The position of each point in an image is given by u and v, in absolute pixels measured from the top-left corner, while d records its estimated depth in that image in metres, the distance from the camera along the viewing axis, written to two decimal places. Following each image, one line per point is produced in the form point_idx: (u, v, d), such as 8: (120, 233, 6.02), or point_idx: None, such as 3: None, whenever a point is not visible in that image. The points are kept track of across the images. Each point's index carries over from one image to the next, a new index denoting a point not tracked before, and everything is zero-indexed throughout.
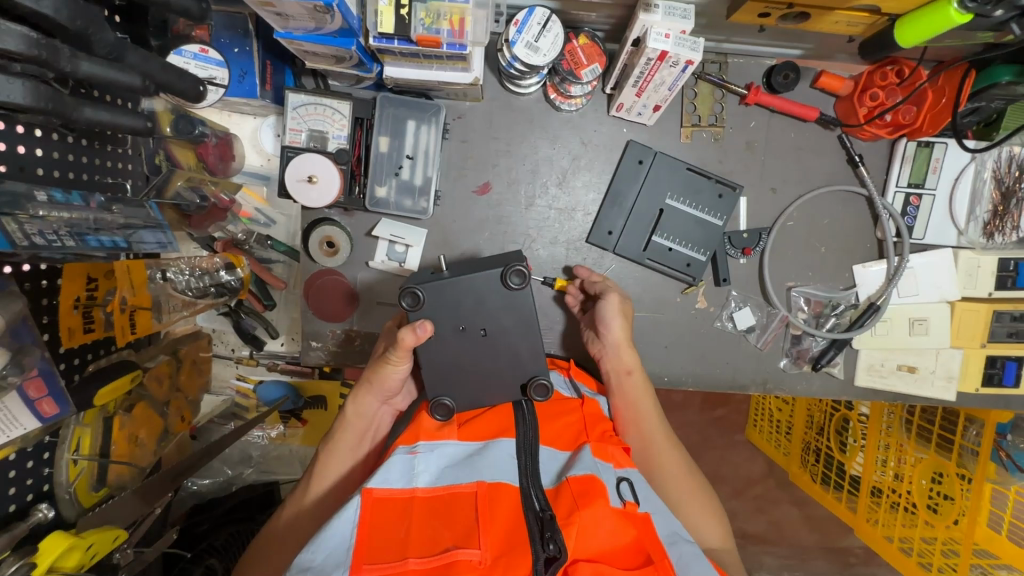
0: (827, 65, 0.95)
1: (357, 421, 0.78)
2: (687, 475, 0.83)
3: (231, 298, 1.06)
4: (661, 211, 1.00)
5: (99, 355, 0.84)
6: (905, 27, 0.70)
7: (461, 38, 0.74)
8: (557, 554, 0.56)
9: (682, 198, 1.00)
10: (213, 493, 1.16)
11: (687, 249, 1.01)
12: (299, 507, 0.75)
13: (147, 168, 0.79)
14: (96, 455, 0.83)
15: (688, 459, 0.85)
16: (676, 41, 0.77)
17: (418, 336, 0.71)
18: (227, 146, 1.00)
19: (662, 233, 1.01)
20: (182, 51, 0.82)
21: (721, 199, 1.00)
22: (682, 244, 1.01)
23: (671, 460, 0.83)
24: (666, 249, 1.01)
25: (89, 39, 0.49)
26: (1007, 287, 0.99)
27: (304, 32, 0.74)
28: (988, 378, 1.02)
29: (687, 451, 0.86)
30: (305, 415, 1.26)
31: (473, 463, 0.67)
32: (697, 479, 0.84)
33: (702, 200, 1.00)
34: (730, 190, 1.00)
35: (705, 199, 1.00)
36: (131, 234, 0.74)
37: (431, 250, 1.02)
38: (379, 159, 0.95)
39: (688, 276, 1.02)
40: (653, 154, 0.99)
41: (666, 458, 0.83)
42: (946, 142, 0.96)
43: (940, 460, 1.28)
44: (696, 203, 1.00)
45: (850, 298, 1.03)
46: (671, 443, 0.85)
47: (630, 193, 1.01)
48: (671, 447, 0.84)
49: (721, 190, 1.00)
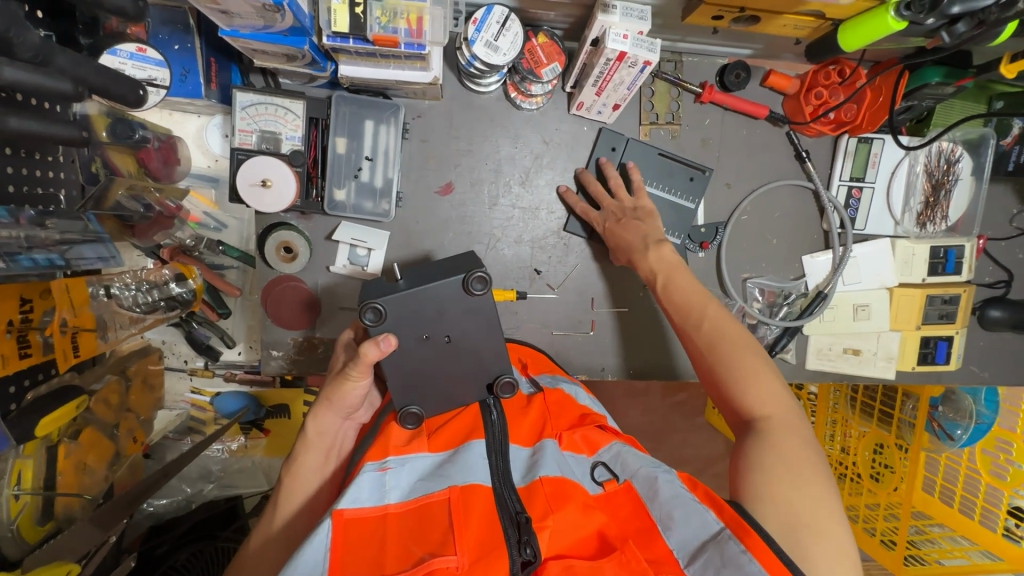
0: (775, 64, 0.99)
1: (321, 440, 0.76)
2: (728, 347, 0.75)
3: (182, 311, 1.02)
4: None
5: (38, 381, 0.80)
6: (848, 32, 0.74)
7: (419, 38, 0.73)
8: (532, 559, 0.56)
9: (657, 182, 1.02)
10: (171, 512, 1.10)
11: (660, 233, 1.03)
12: (267, 533, 0.71)
13: (82, 176, 0.75)
14: (41, 489, 0.80)
15: (739, 326, 0.77)
16: (635, 42, 0.78)
17: (381, 350, 0.69)
18: (171, 149, 0.95)
19: None
20: (116, 50, 0.76)
21: (692, 182, 1.03)
22: None
23: (708, 336, 0.77)
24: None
25: (10, 41, 0.45)
26: (938, 273, 1.07)
27: (251, 30, 0.70)
28: (923, 357, 1.10)
29: (733, 324, 0.77)
30: (267, 425, 1.22)
31: (444, 471, 0.66)
32: (744, 350, 0.74)
33: (674, 184, 1.02)
34: (700, 173, 1.02)
35: (678, 182, 1.02)
36: (67, 250, 0.72)
37: (394, 252, 0.99)
38: (337, 160, 0.92)
39: None
40: (625, 140, 1.00)
41: (702, 334, 0.78)
42: (883, 137, 1.02)
43: (881, 433, 1.38)
44: (670, 187, 1.02)
45: (800, 287, 1.09)
46: (705, 318, 0.78)
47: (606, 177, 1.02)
48: (708, 324, 0.78)
49: (693, 173, 1.02)
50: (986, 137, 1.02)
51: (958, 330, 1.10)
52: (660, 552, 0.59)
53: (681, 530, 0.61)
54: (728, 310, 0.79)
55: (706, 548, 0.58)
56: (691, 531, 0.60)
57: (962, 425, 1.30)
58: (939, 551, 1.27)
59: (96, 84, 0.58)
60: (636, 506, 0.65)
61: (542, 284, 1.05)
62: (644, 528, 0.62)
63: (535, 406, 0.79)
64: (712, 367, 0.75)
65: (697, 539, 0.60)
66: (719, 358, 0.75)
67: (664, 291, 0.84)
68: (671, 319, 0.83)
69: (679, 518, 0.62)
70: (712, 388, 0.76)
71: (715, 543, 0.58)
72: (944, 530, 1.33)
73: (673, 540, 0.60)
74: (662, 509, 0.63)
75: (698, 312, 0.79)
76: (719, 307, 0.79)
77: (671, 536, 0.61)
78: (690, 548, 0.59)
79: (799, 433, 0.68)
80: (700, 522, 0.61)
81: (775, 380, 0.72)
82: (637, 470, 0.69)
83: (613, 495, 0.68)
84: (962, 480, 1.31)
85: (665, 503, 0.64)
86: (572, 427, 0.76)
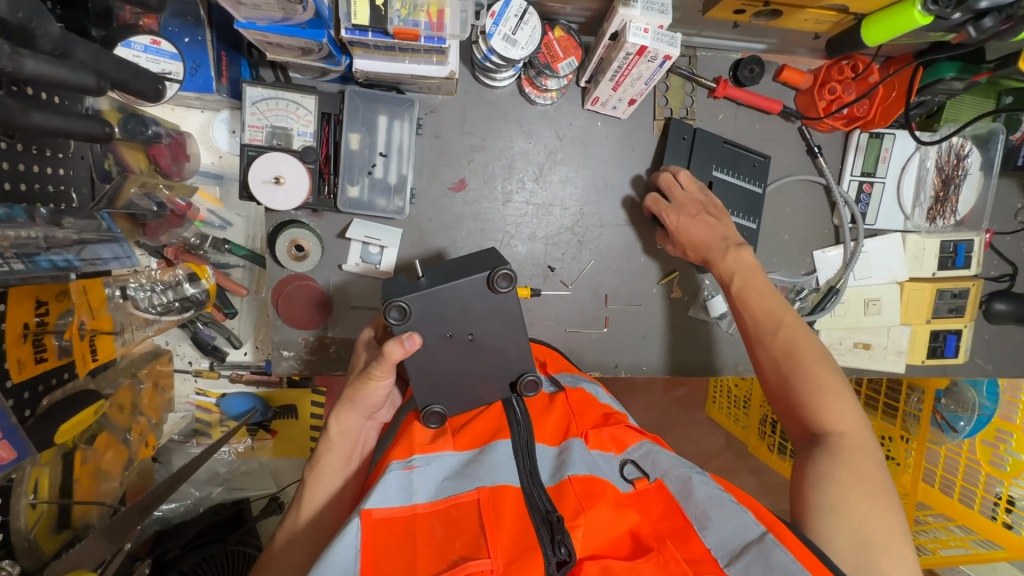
0: (789, 59, 0.99)
1: (343, 440, 0.74)
2: (804, 361, 0.76)
3: (197, 312, 1.00)
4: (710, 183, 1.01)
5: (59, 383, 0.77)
6: (872, 27, 0.73)
7: (439, 31, 0.71)
8: (567, 558, 0.56)
9: (726, 169, 1.01)
10: (180, 517, 1.08)
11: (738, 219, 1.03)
12: (290, 535, 0.70)
13: (94, 173, 0.73)
14: (57, 497, 0.78)
15: (819, 344, 0.78)
16: (655, 36, 0.77)
17: (406, 349, 0.68)
18: (181, 145, 0.93)
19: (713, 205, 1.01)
20: (131, 43, 0.74)
21: (754, 168, 1.03)
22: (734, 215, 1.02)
23: (780, 347, 0.79)
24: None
25: (31, 32, 0.43)
26: (948, 267, 1.08)
27: (269, 22, 0.68)
28: (932, 350, 1.11)
29: (807, 338, 0.79)
30: (273, 426, 1.20)
31: (472, 471, 0.65)
32: (820, 366, 0.76)
33: (741, 171, 1.02)
34: (762, 159, 1.03)
35: (744, 169, 1.02)
36: (84, 250, 0.68)
37: (407, 250, 0.98)
38: (350, 157, 0.90)
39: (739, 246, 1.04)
40: (693, 128, 0.99)
41: (776, 345, 0.79)
42: (894, 133, 1.03)
43: (885, 426, 1.40)
44: (738, 173, 1.02)
45: (811, 283, 1.09)
46: (780, 330, 0.80)
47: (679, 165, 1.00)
48: (782, 336, 0.80)
49: (754, 159, 1.03)
50: (995, 133, 1.03)
51: (966, 323, 1.11)
52: (697, 551, 0.59)
53: (718, 530, 0.61)
54: (807, 325, 0.81)
55: (749, 550, 0.58)
56: (728, 531, 0.60)
57: (964, 416, 1.31)
58: (941, 542, 1.32)
59: (116, 78, 0.56)
60: (669, 505, 0.65)
61: (556, 281, 1.04)
62: (679, 527, 0.62)
63: (559, 405, 0.78)
64: (784, 376, 0.77)
65: (736, 540, 0.59)
66: (791, 369, 0.77)
67: (736, 299, 0.86)
68: (744, 328, 0.84)
69: (716, 518, 0.61)
70: (780, 397, 0.78)
71: (759, 546, 0.57)
72: (944, 519, 1.36)
73: (710, 539, 0.60)
74: (699, 508, 0.63)
75: (772, 323, 0.81)
76: (798, 321, 0.81)
77: (709, 535, 0.60)
78: (731, 546, 0.59)
79: (872, 453, 0.69)
80: (739, 524, 0.61)
81: (851, 399, 0.74)
82: (670, 469, 0.69)
83: (645, 494, 0.67)
84: (962, 471, 1.32)
85: (701, 503, 0.63)
86: (596, 425, 0.76)
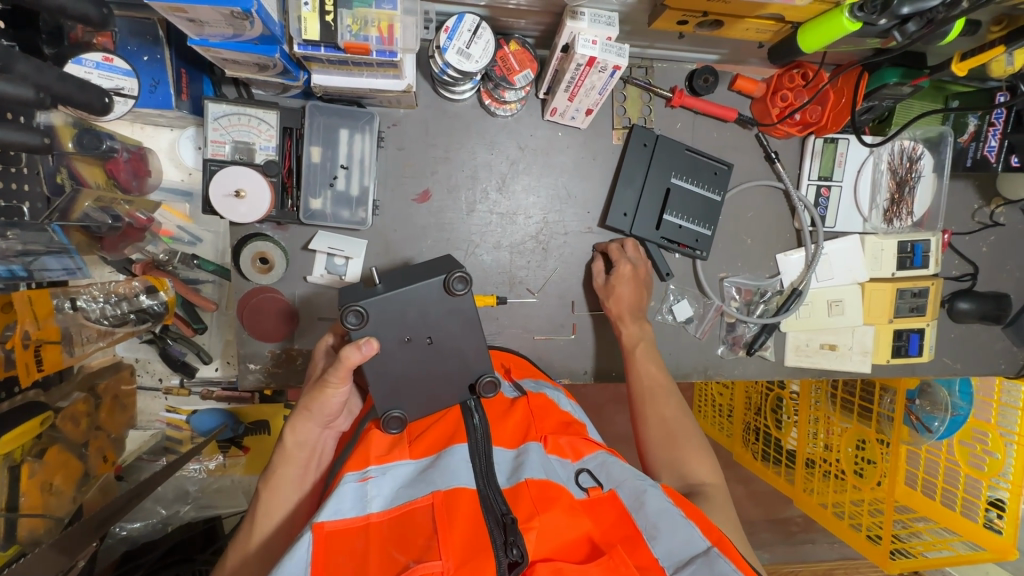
0: (741, 69, 1.02)
1: (300, 451, 0.74)
2: (683, 421, 0.90)
3: (154, 324, 1.02)
4: (668, 190, 1.03)
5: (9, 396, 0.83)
6: (806, 34, 0.77)
7: (390, 45, 0.73)
8: (519, 559, 0.54)
9: (686, 177, 1.03)
10: (146, 536, 1.07)
11: (694, 225, 1.05)
12: (245, 551, 0.70)
13: (47, 189, 0.75)
14: (4, 510, 0.80)
15: (681, 403, 0.92)
16: (603, 47, 0.79)
17: (363, 354, 0.68)
18: (141, 160, 0.96)
19: (672, 211, 1.04)
20: (82, 60, 0.79)
21: (716, 176, 1.05)
22: (689, 220, 1.05)
23: (666, 406, 0.91)
24: (677, 227, 1.04)
25: None
26: (907, 267, 1.10)
27: (221, 38, 0.71)
28: (897, 349, 1.13)
29: (685, 401, 0.93)
30: (246, 442, 1.19)
31: (428, 477, 0.65)
32: (690, 425, 0.91)
33: (701, 178, 1.04)
34: (724, 168, 1.05)
35: (704, 176, 1.04)
36: (30, 261, 0.79)
37: (371, 260, 0.99)
38: (312, 169, 0.92)
39: (697, 251, 1.06)
40: (656, 136, 1.01)
41: (660, 402, 0.92)
42: (848, 137, 1.05)
43: (862, 428, 1.36)
44: (698, 181, 1.04)
45: (775, 285, 1.10)
46: (665, 389, 0.93)
47: (639, 174, 1.03)
48: (667, 398, 0.93)
49: (716, 167, 1.05)
50: (944, 136, 1.06)
51: (928, 322, 1.13)
52: (646, 559, 0.59)
53: (666, 541, 0.61)
54: (674, 389, 0.94)
55: (695, 561, 0.58)
56: (677, 543, 0.60)
57: (939, 417, 1.29)
58: (924, 544, 1.27)
59: (59, 91, 0.62)
60: (621, 515, 0.64)
61: (522, 289, 1.05)
62: (630, 534, 0.62)
63: (519, 409, 0.78)
64: (659, 440, 0.89)
65: (684, 552, 0.59)
66: (674, 429, 0.90)
67: (632, 358, 0.97)
68: (634, 387, 0.95)
69: (665, 529, 0.62)
70: (658, 456, 0.89)
71: (704, 558, 0.58)
72: (928, 522, 1.34)
73: (659, 548, 0.60)
74: (649, 519, 0.63)
75: (659, 384, 0.94)
76: (667, 386, 0.94)
77: (657, 545, 0.60)
78: (679, 556, 0.59)
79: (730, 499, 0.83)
80: (686, 538, 0.61)
81: (708, 454, 0.88)
82: (624, 481, 0.69)
83: (598, 502, 0.66)
84: (943, 472, 1.32)
85: (651, 515, 0.64)
86: (556, 432, 0.76)
